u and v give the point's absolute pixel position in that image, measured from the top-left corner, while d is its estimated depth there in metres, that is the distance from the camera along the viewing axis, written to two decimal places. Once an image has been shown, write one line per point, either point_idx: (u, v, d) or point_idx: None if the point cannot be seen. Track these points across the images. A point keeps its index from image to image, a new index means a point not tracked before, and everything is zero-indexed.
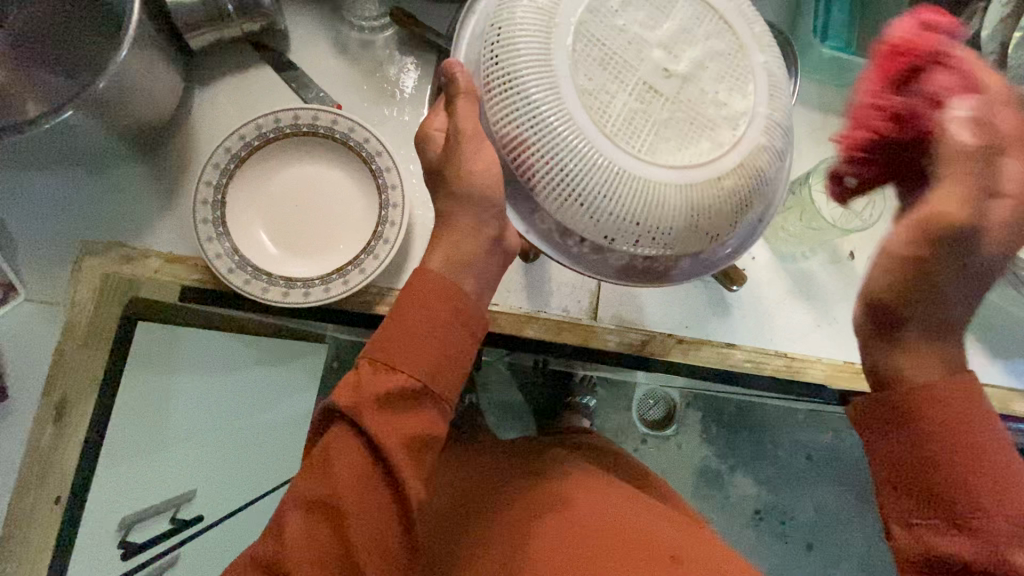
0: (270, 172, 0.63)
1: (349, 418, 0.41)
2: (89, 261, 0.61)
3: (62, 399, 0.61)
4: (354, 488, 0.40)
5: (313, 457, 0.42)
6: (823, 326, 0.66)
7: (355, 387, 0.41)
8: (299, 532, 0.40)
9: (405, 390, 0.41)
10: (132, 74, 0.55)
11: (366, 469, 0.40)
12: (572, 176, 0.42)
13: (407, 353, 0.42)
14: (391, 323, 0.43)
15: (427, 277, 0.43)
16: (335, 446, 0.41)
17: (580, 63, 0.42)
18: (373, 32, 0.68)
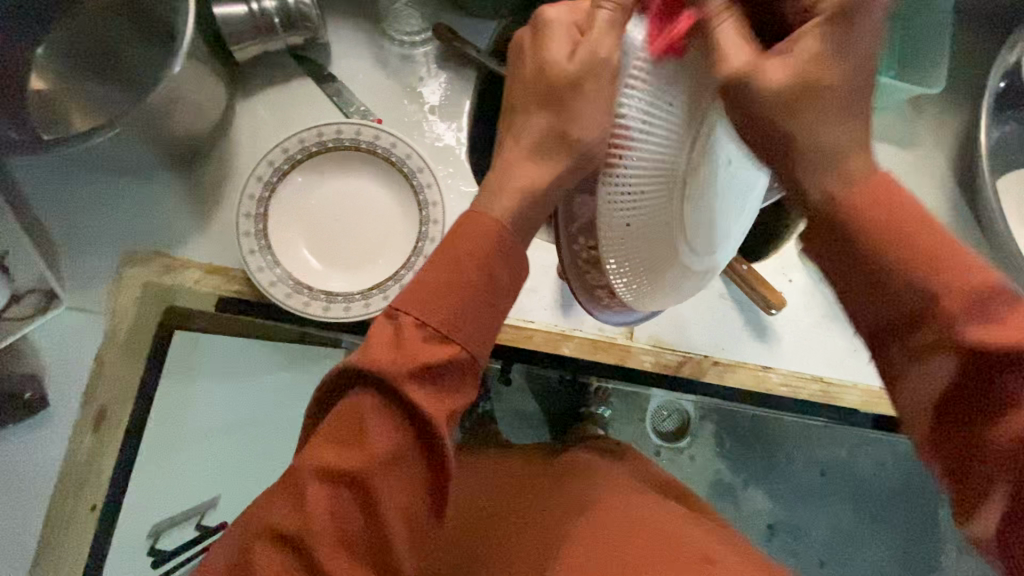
0: (310, 185, 0.63)
1: (383, 383, 0.34)
2: (131, 271, 0.62)
3: (101, 409, 0.61)
4: (382, 459, 0.34)
5: (337, 421, 0.35)
6: (858, 352, 0.66)
7: (395, 343, 0.35)
8: (318, 509, 0.33)
9: (451, 358, 0.35)
10: (181, 86, 0.56)
11: (401, 436, 0.35)
12: (645, 214, 0.40)
13: (454, 309, 0.36)
14: (437, 274, 0.36)
15: (479, 222, 0.37)
16: (364, 411, 0.34)
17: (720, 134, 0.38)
18: (413, 47, 0.69)
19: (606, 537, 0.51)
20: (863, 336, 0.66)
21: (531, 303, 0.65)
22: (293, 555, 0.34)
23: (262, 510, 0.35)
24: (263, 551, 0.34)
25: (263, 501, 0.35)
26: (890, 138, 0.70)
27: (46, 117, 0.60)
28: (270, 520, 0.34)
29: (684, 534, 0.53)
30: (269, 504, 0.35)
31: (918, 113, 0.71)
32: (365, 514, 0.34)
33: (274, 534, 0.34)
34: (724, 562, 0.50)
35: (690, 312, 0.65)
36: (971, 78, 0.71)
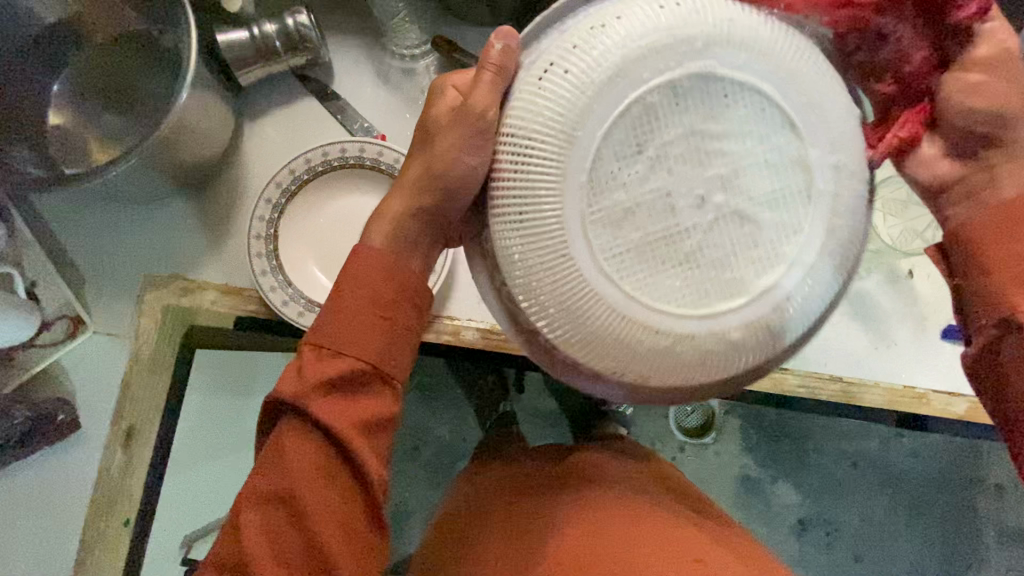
0: (318, 205, 0.64)
1: (295, 407, 0.39)
2: (150, 294, 0.63)
3: (129, 428, 0.63)
4: (308, 479, 0.39)
5: (268, 450, 0.40)
6: (879, 350, 0.64)
7: (299, 375, 0.40)
8: (257, 531, 0.39)
9: (351, 373, 0.40)
10: (189, 115, 0.57)
11: (323, 455, 0.39)
12: (535, 239, 0.36)
13: (352, 336, 0.40)
14: (335, 306, 0.41)
15: (366, 256, 0.42)
16: (287, 439, 0.39)
17: (613, 143, 0.35)
18: (414, 60, 0.69)
19: (576, 553, 0.53)
20: (883, 333, 0.64)
21: None
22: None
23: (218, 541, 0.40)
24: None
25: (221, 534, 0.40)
26: None
27: (67, 151, 0.63)
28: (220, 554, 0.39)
29: (661, 543, 0.54)
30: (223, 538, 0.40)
31: None
32: (300, 528, 0.39)
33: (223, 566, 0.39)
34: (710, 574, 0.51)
35: None
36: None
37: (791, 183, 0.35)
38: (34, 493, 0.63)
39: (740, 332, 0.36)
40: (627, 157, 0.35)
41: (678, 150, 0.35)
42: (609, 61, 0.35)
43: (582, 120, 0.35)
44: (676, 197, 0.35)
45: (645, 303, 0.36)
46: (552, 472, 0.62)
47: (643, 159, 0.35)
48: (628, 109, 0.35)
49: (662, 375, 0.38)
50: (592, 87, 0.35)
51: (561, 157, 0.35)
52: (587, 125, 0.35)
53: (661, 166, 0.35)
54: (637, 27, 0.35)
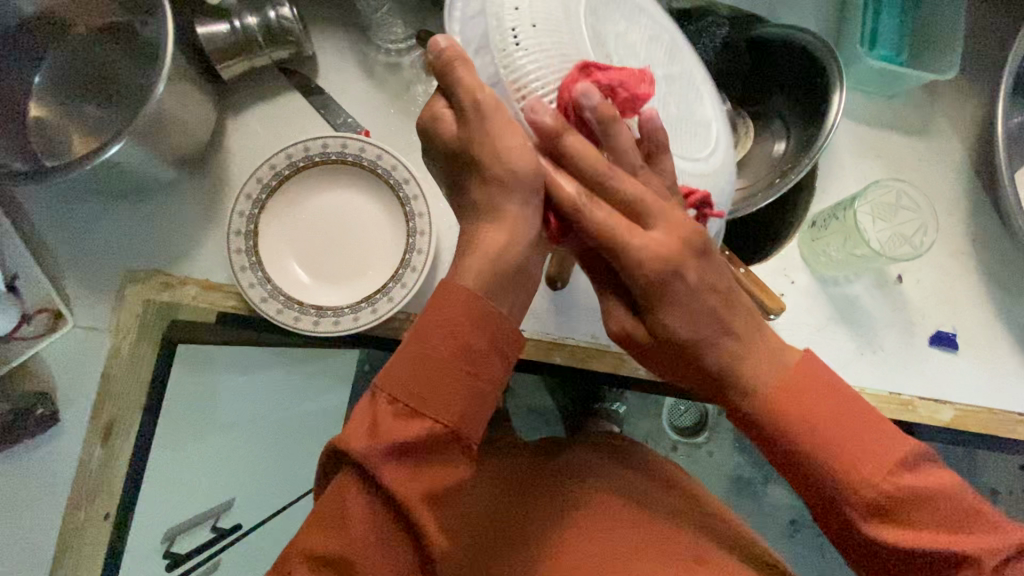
0: (299, 201, 0.63)
1: (363, 469, 0.37)
2: (130, 288, 0.64)
3: (108, 423, 0.63)
4: (368, 548, 0.37)
5: (320, 515, 0.37)
6: (865, 355, 0.63)
7: (372, 433, 0.37)
8: None
9: (424, 437, 0.37)
10: (167, 107, 0.57)
11: (383, 522, 0.37)
12: None
13: (438, 394, 0.37)
14: (415, 351, 0.38)
15: (445, 300, 0.38)
16: (349, 502, 0.37)
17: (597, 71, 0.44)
18: (399, 55, 0.68)
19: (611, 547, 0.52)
20: (871, 339, 0.63)
21: None
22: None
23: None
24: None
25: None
26: (902, 127, 0.67)
27: (46, 142, 0.62)
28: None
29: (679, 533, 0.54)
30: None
31: (932, 99, 0.67)
32: None
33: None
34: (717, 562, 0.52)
35: None
36: (988, 57, 0.67)
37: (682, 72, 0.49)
38: (14, 489, 0.63)
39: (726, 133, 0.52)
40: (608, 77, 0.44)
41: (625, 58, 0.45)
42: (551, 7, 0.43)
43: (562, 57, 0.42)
44: (647, 82, 0.45)
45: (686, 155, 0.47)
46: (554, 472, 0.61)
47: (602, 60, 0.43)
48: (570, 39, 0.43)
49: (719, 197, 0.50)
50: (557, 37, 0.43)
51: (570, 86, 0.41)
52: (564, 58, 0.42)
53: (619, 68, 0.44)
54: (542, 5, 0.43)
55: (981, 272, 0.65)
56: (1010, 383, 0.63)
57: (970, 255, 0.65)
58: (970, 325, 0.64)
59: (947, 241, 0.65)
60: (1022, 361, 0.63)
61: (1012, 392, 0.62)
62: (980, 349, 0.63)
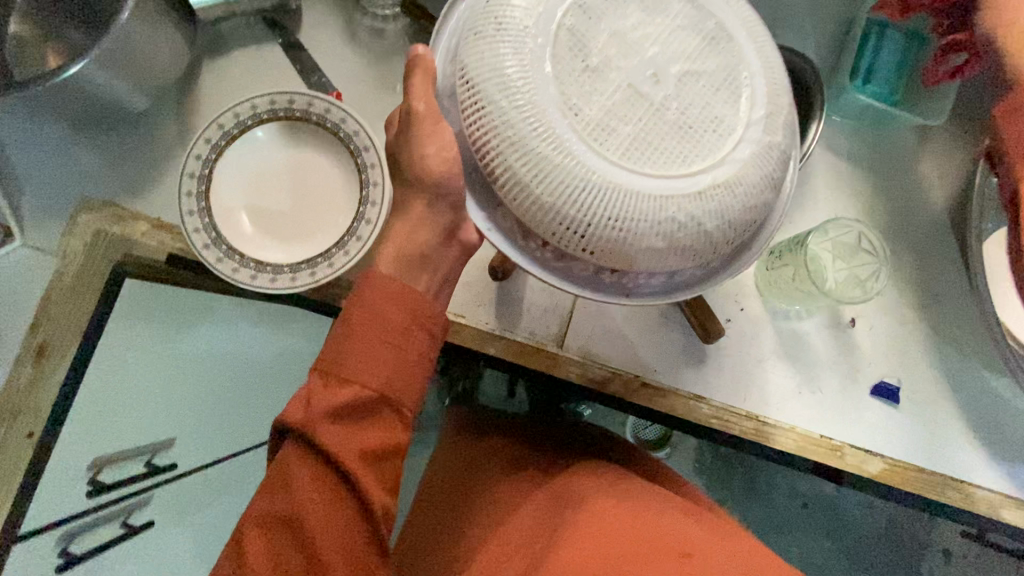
0: (260, 153, 0.63)
1: (301, 435, 0.41)
2: (85, 215, 0.64)
3: (41, 344, 0.64)
4: (313, 503, 0.40)
5: (264, 480, 0.41)
6: (804, 394, 0.62)
7: (308, 401, 0.41)
8: (259, 555, 0.40)
9: (355, 404, 0.41)
10: (134, 39, 0.56)
11: (325, 478, 0.41)
12: (550, 177, 0.42)
13: (365, 364, 0.42)
14: (344, 331, 0.43)
15: (371, 298, 0.43)
16: (291, 465, 0.41)
17: (564, 76, 0.42)
18: (385, 21, 0.67)
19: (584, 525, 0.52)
20: (812, 378, 0.62)
21: (464, 297, 0.63)
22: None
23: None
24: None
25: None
26: (883, 169, 0.65)
27: (17, 59, 0.62)
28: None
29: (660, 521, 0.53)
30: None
31: (920, 144, 0.65)
32: (302, 549, 0.40)
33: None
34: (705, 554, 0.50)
35: (627, 330, 0.63)
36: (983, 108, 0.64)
37: (731, 40, 0.45)
38: None
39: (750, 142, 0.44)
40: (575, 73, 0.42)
41: (614, 51, 0.43)
42: (520, 10, 0.43)
43: (555, 51, 0.42)
44: (640, 86, 0.43)
45: (636, 174, 0.42)
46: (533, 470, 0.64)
47: (601, 54, 0.43)
48: (556, 32, 0.43)
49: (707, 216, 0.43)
50: (520, 43, 0.42)
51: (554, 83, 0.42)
52: (557, 50, 0.42)
53: (617, 65, 0.43)
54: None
55: (940, 328, 0.63)
56: (950, 446, 0.61)
57: (930, 308, 0.63)
58: (917, 380, 0.62)
59: (908, 291, 0.63)
60: (966, 424, 0.61)
61: (949, 454, 0.61)
62: (924, 406, 0.62)
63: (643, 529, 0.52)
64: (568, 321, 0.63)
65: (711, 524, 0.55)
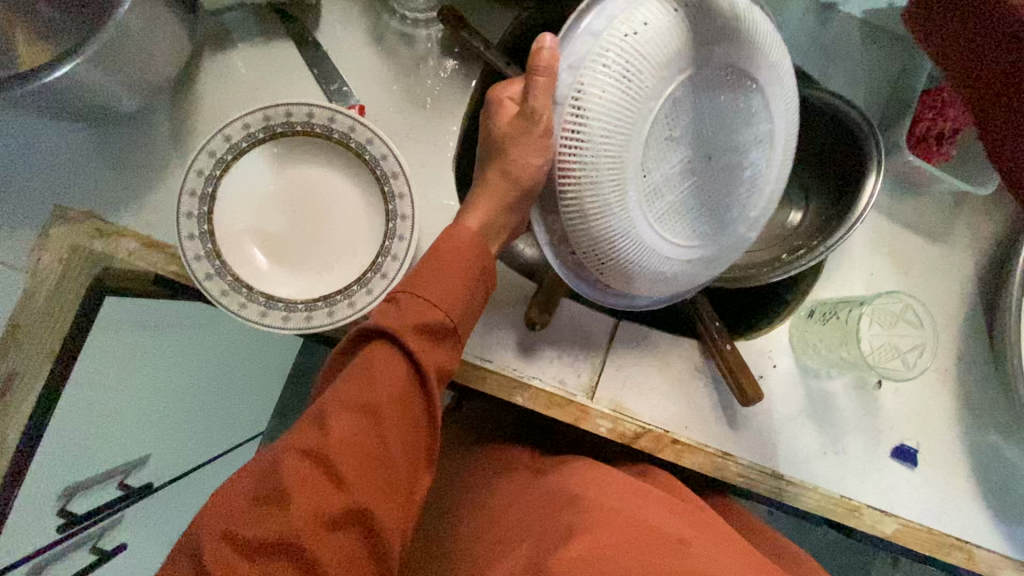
0: (271, 171, 0.56)
1: (389, 338, 0.42)
2: (60, 229, 0.56)
3: (10, 374, 0.55)
4: (396, 397, 0.41)
5: (349, 369, 0.41)
6: (828, 453, 0.61)
7: (396, 313, 0.43)
8: (343, 431, 0.39)
9: (436, 328, 0.43)
10: (131, 33, 0.47)
11: (407, 379, 0.41)
12: (601, 212, 0.43)
13: (444, 290, 0.43)
14: (430, 255, 0.45)
15: (458, 233, 0.45)
16: (376, 360, 0.41)
17: (654, 135, 0.42)
18: (416, 27, 0.60)
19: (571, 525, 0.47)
20: (836, 438, 0.62)
21: (492, 341, 0.60)
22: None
23: (211, 538, 0.37)
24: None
25: (195, 547, 0.37)
26: (921, 229, 0.64)
27: None
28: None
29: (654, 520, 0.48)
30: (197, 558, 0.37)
31: (959, 205, 0.64)
32: (379, 439, 0.40)
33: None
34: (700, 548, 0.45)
35: (660, 384, 0.60)
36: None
37: (791, 131, 0.47)
38: None
39: (758, 221, 0.49)
40: (659, 138, 0.43)
41: (697, 126, 0.43)
42: (650, 49, 0.41)
43: (661, 111, 0.42)
44: (700, 163, 0.44)
45: (659, 237, 0.45)
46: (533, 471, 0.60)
47: (693, 123, 0.43)
48: (672, 91, 0.42)
49: (688, 281, 0.49)
50: (636, 86, 0.41)
51: (646, 142, 0.42)
52: (663, 112, 0.42)
53: (693, 139, 0.44)
54: (659, 37, 0.41)
55: (960, 393, 0.63)
56: (960, 508, 0.62)
57: (953, 373, 0.64)
58: (934, 442, 0.63)
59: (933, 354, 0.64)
60: (977, 487, 0.63)
61: (959, 516, 0.62)
62: (939, 469, 0.62)
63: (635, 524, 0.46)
64: (600, 371, 0.60)
65: (703, 527, 0.50)
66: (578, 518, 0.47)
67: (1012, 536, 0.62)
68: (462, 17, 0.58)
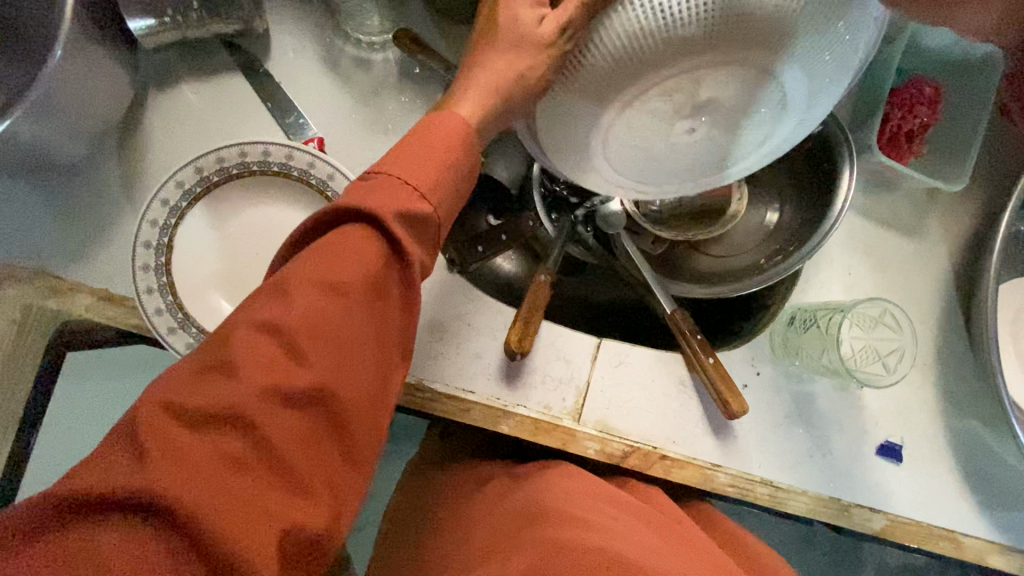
0: (230, 213, 0.54)
1: (367, 217, 0.35)
2: (10, 289, 0.52)
3: None
4: (371, 284, 0.35)
5: (316, 245, 0.35)
6: (817, 456, 0.61)
7: (379, 191, 0.36)
8: (308, 308, 0.33)
9: (421, 219, 0.37)
10: (66, 82, 0.45)
11: (385, 268, 0.35)
12: (565, 94, 0.38)
13: (431, 172, 0.37)
14: (418, 134, 0.39)
15: (446, 122, 0.39)
16: (350, 237, 0.35)
17: (671, 75, 0.35)
18: (371, 50, 0.58)
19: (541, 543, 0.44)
20: (824, 440, 0.62)
21: (472, 370, 0.58)
22: (170, 526, 0.28)
23: (145, 412, 0.29)
24: (110, 525, 0.27)
25: (123, 420, 0.29)
26: (894, 225, 0.64)
27: None
28: (129, 465, 0.28)
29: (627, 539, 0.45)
30: (121, 436, 0.29)
31: (931, 199, 0.65)
32: (350, 323, 0.34)
33: (134, 491, 0.27)
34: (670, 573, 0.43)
35: (646, 401, 0.60)
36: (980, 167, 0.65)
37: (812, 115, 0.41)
38: None
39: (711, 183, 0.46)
40: (673, 81, 0.35)
41: (719, 86, 0.36)
42: None
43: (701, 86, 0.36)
44: (696, 117, 0.39)
45: (596, 158, 0.42)
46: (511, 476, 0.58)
47: (713, 111, 0.38)
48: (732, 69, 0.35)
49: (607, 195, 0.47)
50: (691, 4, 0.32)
51: (660, 98, 0.37)
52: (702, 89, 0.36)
53: (706, 94, 0.37)
54: None
55: (939, 385, 0.64)
56: (946, 500, 0.63)
57: (932, 366, 0.64)
58: (918, 436, 0.63)
59: None
60: (961, 477, 0.63)
61: (946, 507, 0.63)
62: (923, 462, 0.63)
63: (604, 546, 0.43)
64: (585, 393, 0.59)
65: (677, 543, 0.48)
66: (549, 529, 0.45)
67: (996, 522, 0.63)
68: (419, 39, 0.56)
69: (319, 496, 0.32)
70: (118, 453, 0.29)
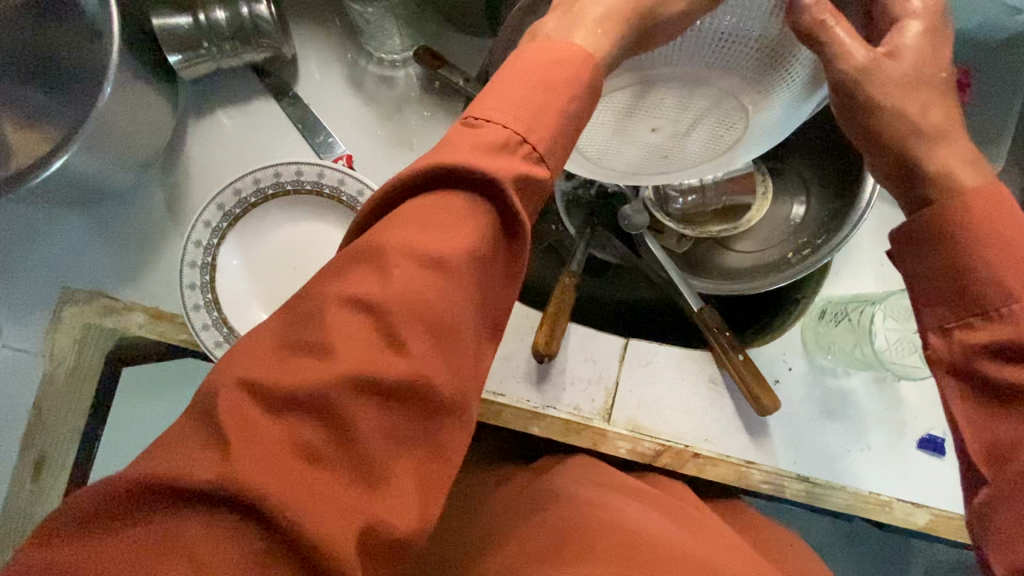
0: (266, 231, 0.57)
1: (470, 171, 0.29)
2: (70, 310, 0.56)
3: (39, 458, 0.57)
4: (474, 255, 0.28)
5: (417, 206, 0.29)
6: (856, 450, 0.60)
7: (481, 144, 0.30)
8: (406, 281, 0.27)
9: (534, 179, 0.30)
10: (116, 118, 0.48)
11: (488, 239, 0.29)
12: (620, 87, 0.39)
13: (537, 116, 0.31)
14: (526, 74, 0.32)
15: (551, 58, 0.32)
16: (448, 199, 0.29)
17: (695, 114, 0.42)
18: (393, 67, 0.61)
19: (556, 529, 0.45)
20: (860, 435, 0.61)
21: (502, 374, 0.60)
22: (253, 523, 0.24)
23: (223, 394, 0.25)
24: (192, 513, 0.24)
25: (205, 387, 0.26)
26: None
27: None
28: (204, 453, 0.24)
29: (640, 521, 0.46)
30: (200, 415, 0.26)
31: None
32: (451, 300, 0.28)
33: (214, 484, 0.23)
34: (696, 554, 0.43)
35: (675, 400, 0.60)
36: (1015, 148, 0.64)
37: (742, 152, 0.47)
38: None
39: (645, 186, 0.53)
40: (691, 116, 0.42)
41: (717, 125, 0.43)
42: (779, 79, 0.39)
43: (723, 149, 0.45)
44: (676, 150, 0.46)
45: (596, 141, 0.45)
46: (532, 469, 0.59)
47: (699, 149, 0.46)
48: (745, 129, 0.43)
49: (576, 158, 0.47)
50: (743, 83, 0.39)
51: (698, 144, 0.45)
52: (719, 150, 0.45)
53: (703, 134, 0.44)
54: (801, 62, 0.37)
55: None
56: None
57: None
58: None
59: None
60: None
61: None
62: None
63: (618, 530, 0.44)
64: (614, 393, 0.60)
65: (702, 535, 0.48)
66: (567, 514, 0.46)
67: None
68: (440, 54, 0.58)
69: (402, 495, 0.27)
70: (196, 435, 0.25)
